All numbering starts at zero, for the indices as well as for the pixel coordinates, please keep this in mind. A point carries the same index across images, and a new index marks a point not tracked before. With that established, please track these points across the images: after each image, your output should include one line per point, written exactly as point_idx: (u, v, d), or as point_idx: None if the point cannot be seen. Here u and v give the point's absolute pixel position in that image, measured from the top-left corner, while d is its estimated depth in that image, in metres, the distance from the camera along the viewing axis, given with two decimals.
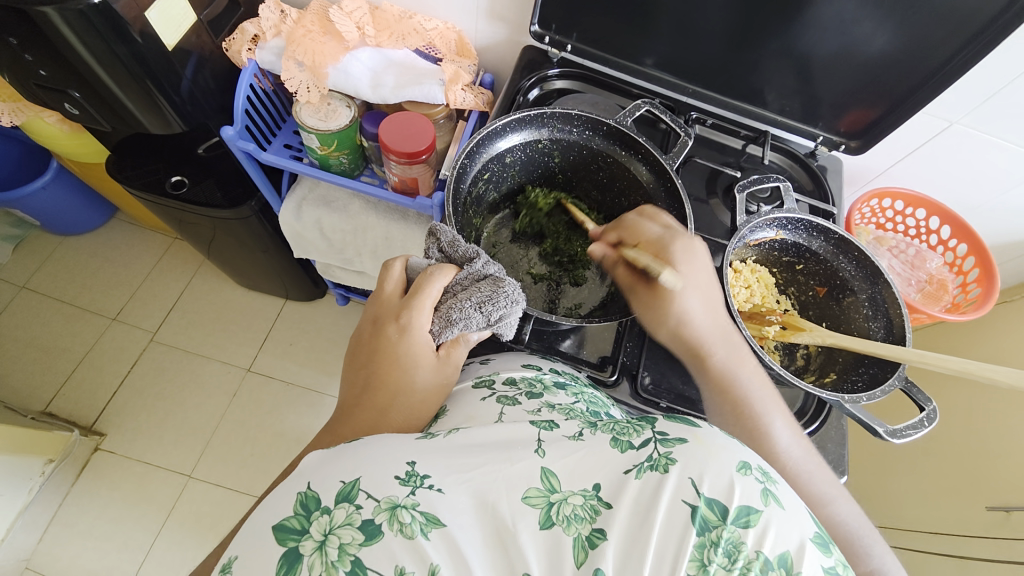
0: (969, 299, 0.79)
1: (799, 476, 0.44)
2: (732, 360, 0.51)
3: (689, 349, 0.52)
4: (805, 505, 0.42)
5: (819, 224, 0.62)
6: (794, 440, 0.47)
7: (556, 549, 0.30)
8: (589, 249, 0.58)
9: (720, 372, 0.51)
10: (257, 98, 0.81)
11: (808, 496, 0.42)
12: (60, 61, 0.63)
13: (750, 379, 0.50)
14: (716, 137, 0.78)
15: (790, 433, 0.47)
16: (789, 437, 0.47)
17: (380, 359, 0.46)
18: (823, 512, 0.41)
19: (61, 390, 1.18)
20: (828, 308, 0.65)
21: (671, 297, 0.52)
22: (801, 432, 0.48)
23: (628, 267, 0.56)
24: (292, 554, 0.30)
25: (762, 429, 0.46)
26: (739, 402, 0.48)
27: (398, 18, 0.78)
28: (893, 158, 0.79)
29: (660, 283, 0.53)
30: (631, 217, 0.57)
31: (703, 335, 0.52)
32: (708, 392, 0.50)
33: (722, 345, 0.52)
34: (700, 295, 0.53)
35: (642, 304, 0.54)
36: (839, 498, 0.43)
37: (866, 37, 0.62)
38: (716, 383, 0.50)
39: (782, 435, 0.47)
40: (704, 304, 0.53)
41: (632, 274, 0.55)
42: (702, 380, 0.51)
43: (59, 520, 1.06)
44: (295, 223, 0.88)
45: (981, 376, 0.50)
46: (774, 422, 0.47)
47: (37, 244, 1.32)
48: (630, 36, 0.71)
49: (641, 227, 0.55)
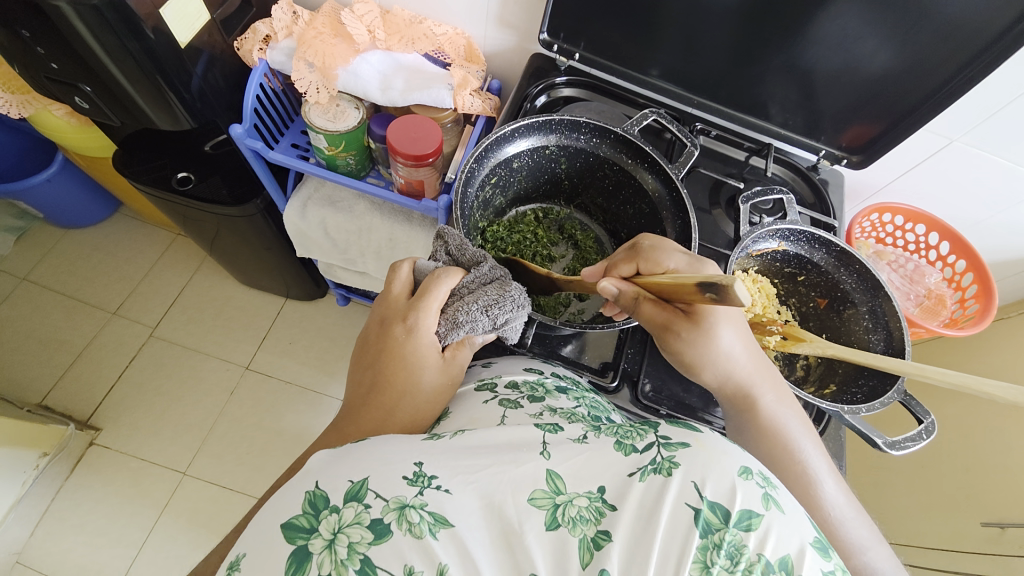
0: (967, 315, 0.80)
1: (843, 523, 0.44)
2: (776, 401, 0.52)
3: (733, 390, 0.52)
4: (844, 552, 0.42)
5: (821, 236, 0.63)
6: (837, 486, 0.47)
7: (562, 550, 0.31)
8: (601, 285, 0.52)
9: (764, 415, 0.51)
10: (266, 97, 0.81)
11: (847, 543, 0.43)
12: (71, 55, 0.64)
13: (796, 426, 0.50)
14: (720, 148, 0.79)
15: (833, 480, 0.47)
16: (833, 484, 0.47)
17: (387, 359, 0.47)
18: (858, 562, 0.42)
19: (59, 383, 1.18)
20: (829, 320, 0.66)
21: (711, 330, 0.50)
22: (842, 478, 0.48)
23: (655, 301, 0.52)
24: (301, 553, 0.30)
25: (811, 475, 0.47)
26: (784, 444, 0.49)
27: (409, 22, 0.79)
28: (894, 174, 0.80)
29: (696, 315, 0.50)
30: (648, 244, 0.53)
31: (750, 377, 0.52)
32: (750, 433, 0.50)
33: (765, 385, 0.52)
34: (736, 329, 0.52)
35: (678, 339, 0.50)
36: (876, 547, 0.44)
37: (868, 54, 0.63)
38: (759, 422, 0.50)
39: (826, 479, 0.47)
40: (742, 343, 0.52)
41: (661, 309, 0.51)
42: (747, 419, 0.51)
43: (53, 513, 1.06)
44: (299, 223, 0.88)
45: (981, 392, 0.50)
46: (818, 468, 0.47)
47: (39, 237, 1.32)
48: (636, 47, 0.72)
49: (661, 257, 0.52)
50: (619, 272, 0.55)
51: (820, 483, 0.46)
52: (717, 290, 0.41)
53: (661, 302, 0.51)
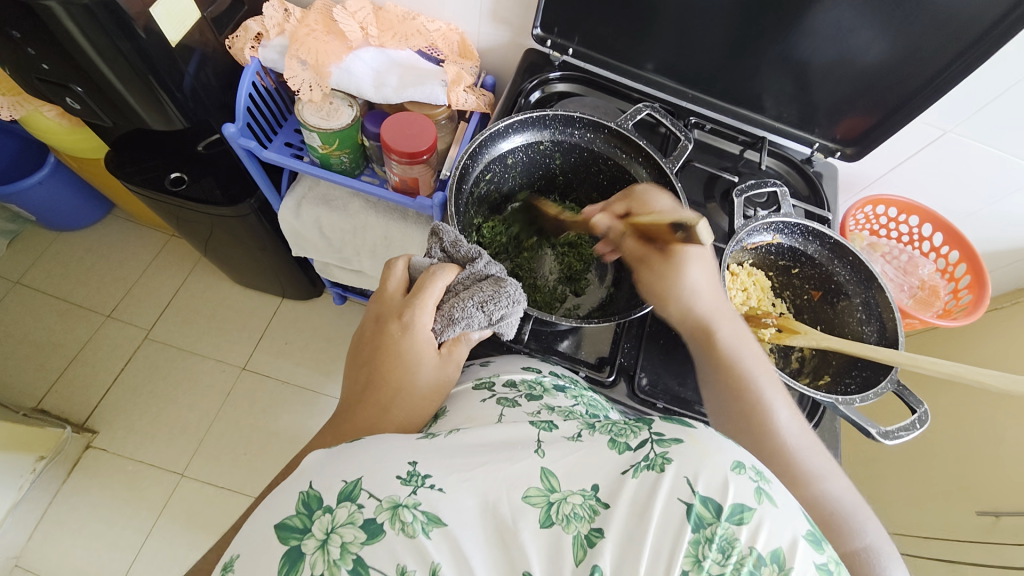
0: (960, 305, 0.81)
1: (798, 451, 0.45)
2: (736, 339, 0.54)
3: (695, 325, 0.55)
4: (801, 479, 0.43)
5: (815, 228, 0.63)
6: (791, 416, 0.48)
7: (557, 547, 0.31)
8: (595, 219, 0.61)
9: (724, 348, 0.53)
10: (259, 96, 0.81)
11: (805, 471, 0.43)
12: (62, 55, 0.63)
13: (753, 360, 0.52)
14: (714, 142, 0.79)
15: (789, 411, 0.48)
16: (787, 414, 0.48)
17: (383, 357, 0.47)
18: (816, 488, 0.42)
19: (53, 386, 1.17)
20: (823, 312, 0.66)
21: (681, 266, 0.55)
22: (799, 411, 0.49)
23: (637, 238, 0.58)
24: (294, 552, 0.30)
25: (766, 404, 0.48)
26: (742, 376, 0.50)
27: (402, 19, 0.78)
28: (888, 165, 0.80)
29: (669, 253, 0.56)
30: (640, 188, 0.59)
31: (711, 313, 0.54)
32: (710, 366, 0.52)
33: (726, 322, 0.54)
34: (705, 269, 0.56)
35: (650, 272, 0.56)
36: (833, 475, 0.44)
37: (863, 45, 0.63)
38: (718, 358, 0.52)
39: (781, 409, 0.48)
40: (708, 281, 0.56)
41: (642, 245, 0.58)
42: (707, 354, 0.53)
43: (50, 517, 1.06)
44: (294, 222, 0.88)
45: (972, 379, 0.51)
46: (774, 400, 0.49)
47: (31, 240, 1.31)
48: (631, 42, 0.72)
49: (651, 199, 0.57)
50: (613, 210, 0.60)
51: (775, 412, 0.48)
52: (686, 230, 0.53)
53: (642, 240, 0.58)
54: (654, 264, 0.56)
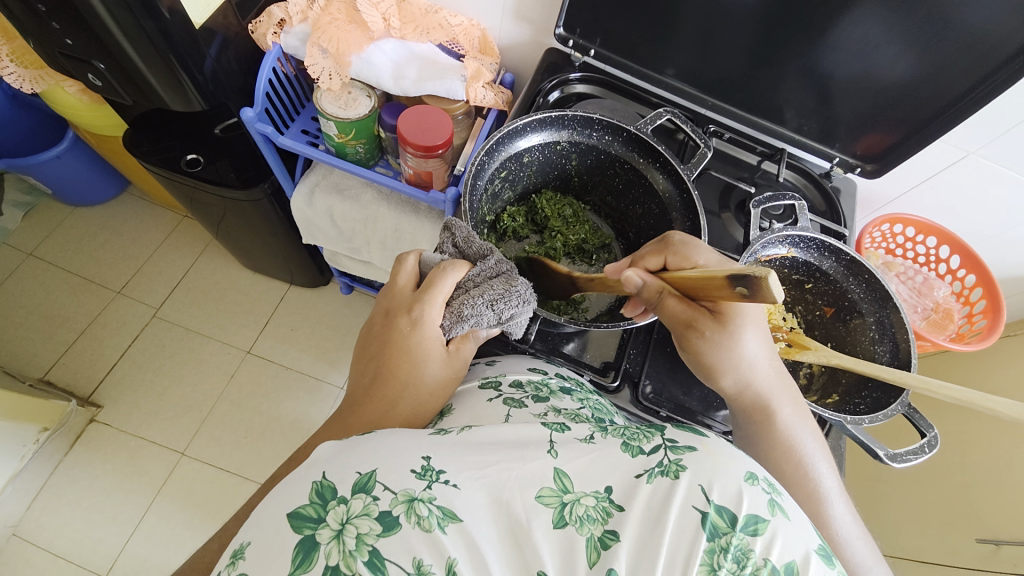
0: (975, 330, 0.79)
1: (847, 544, 0.43)
2: (793, 418, 0.51)
3: (751, 402, 0.51)
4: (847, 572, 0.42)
5: (831, 244, 0.63)
6: (846, 508, 0.46)
7: (569, 549, 0.30)
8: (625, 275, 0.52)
9: (781, 429, 0.50)
10: (278, 81, 0.81)
11: (852, 565, 0.42)
12: (87, 32, 0.64)
13: (810, 442, 0.50)
14: (733, 152, 0.79)
15: (843, 501, 0.47)
16: (842, 505, 0.46)
17: (392, 351, 0.47)
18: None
19: (61, 358, 1.19)
20: (835, 329, 0.66)
21: (737, 332, 0.50)
22: (851, 501, 0.48)
23: (679, 298, 0.50)
24: (308, 542, 0.30)
25: (821, 496, 0.46)
26: (797, 460, 0.48)
27: (424, 12, 0.78)
28: (907, 185, 0.79)
29: (720, 315, 0.50)
30: (679, 239, 0.54)
31: (769, 390, 0.51)
32: (764, 446, 0.50)
33: (782, 400, 0.51)
34: (760, 338, 0.52)
35: (701, 337, 0.50)
36: (879, 568, 0.43)
37: (889, 61, 0.62)
38: (774, 438, 0.50)
39: (836, 500, 0.46)
40: (764, 351, 0.52)
41: (686, 306, 0.50)
42: (760, 434, 0.50)
43: (50, 489, 1.07)
44: (307, 209, 0.88)
45: (986, 408, 0.49)
46: (829, 488, 0.47)
47: (46, 213, 1.33)
48: (653, 46, 0.72)
49: (692, 251, 0.53)
50: (645, 264, 0.55)
51: (830, 504, 0.46)
52: (748, 285, 0.40)
53: (686, 299, 0.50)
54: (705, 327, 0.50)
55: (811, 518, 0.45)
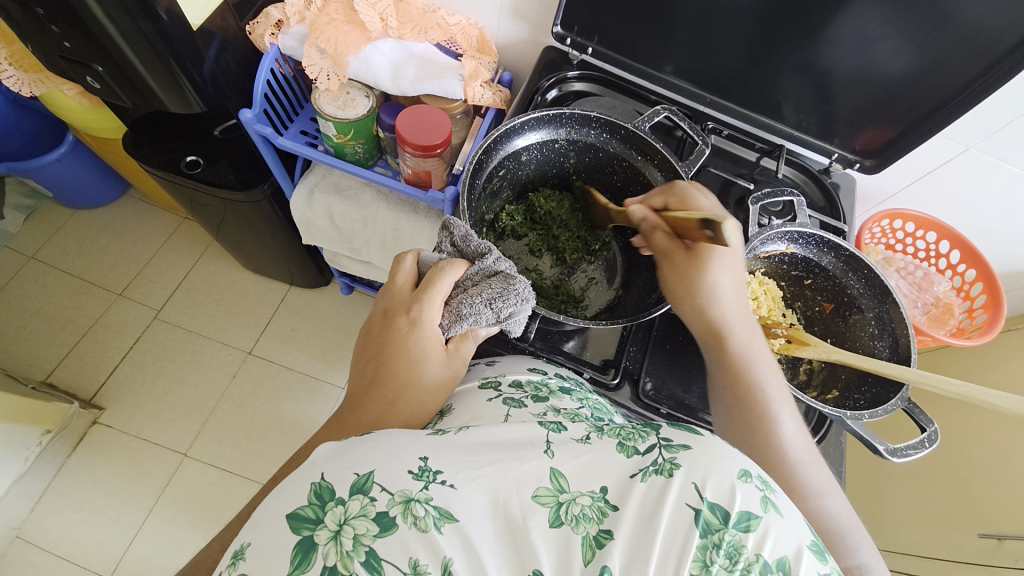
0: (975, 325, 0.79)
1: (799, 466, 0.44)
2: (750, 346, 0.52)
3: (710, 329, 0.53)
4: (801, 493, 0.43)
5: (830, 240, 0.62)
6: (798, 431, 0.47)
7: (565, 547, 0.30)
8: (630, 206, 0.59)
9: (737, 356, 0.51)
10: (277, 83, 0.81)
11: (805, 486, 0.43)
12: (85, 35, 0.64)
13: (766, 370, 0.51)
14: (732, 148, 0.78)
15: (795, 425, 0.47)
16: (795, 428, 0.47)
17: (390, 352, 0.47)
18: (814, 504, 0.42)
19: (63, 361, 1.19)
20: (834, 325, 0.66)
21: (704, 266, 0.53)
22: (807, 429, 0.48)
23: (667, 233, 0.56)
24: (306, 543, 0.30)
25: (772, 417, 0.47)
26: (751, 383, 0.49)
27: (422, 11, 0.78)
28: (907, 180, 0.79)
29: (695, 250, 0.54)
30: (682, 185, 0.56)
31: (728, 318, 0.53)
32: (722, 372, 0.51)
33: (740, 328, 0.53)
34: (731, 273, 0.54)
35: (672, 266, 0.55)
36: (832, 494, 0.44)
37: (887, 56, 0.62)
38: (730, 364, 0.51)
39: (788, 422, 0.47)
40: (732, 284, 0.54)
41: (671, 240, 0.56)
42: (719, 360, 0.52)
43: (53, 491, 1.07)
44: (306, 210, 0.88)
45: (984, 402, 0.49)
46: (781, 411, 0.48)
47: (48, 216, 1.33)
48: (651, 43, 0.71)
49: (693, 197, 0.55)
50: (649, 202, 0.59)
51: (781, 424, 0.47)
52: (713, 227, 0.50)
53: (673, 236, 0.56)
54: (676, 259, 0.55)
55: (766, 438, 0.46)
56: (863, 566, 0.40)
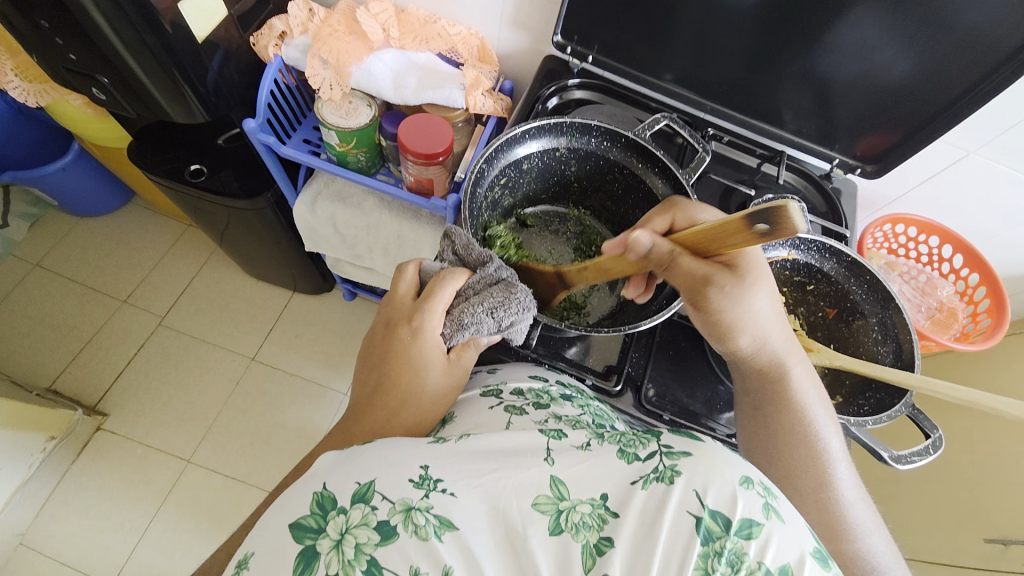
0: (979, 329, 0.79)
1: (849, 506, 0.44)
2: (802, 380, 0.51)
3: (761, 363, 0.51)
4: (849, 533, 0.43)
5: (832, 246, 0.63)
6: (847, 469, 0.47)
7: (565, 555, 0.30)
8: (635, 235, 0.50)
9: (791, 391, 0.50)
10: (280, 93, 0.82)
11: (853, 526, 0.43)
12: (91, 47, 0.65)
13: (817, 405, 0.50)
14: (732, 154, 0.79)
15: (845, 462, 0.47)
16: (844, 467, 0.47)
17: (392, 361, 0.47)
18: (863, 544, 0.42)
19: (68, 368, 1.20)
20: (838, 331, 0.65)
21: (750, 283, 0.49)
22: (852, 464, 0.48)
23: (693, 254, 0.49)
24: (308, 552, 0.30)
25: (824, 455, 0.47)
26: (802, 421, 0.48)
27: (423, 22, 0.79)
28: (908, 185, 0.79)
29: (733, 268, 0.49)
30: (682, 202, 0.56)
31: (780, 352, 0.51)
32: (771, 406, 0.50)
33: (795, 361, 0.51)
34: (770, 293, 0.50)
35: (717, 293, 0.48)
36: (876, 531, 0.44)
37: (886, 63, 0.62)
38: (784, 399, 0.49)
39: (840, 462, 0.47)
40: (774, 308, 0.51)
41: (700, 261, 0.49)
42: (771, 394, 0.50)
43: (56, 498, 1.07)
44: (309, 218, 0.89)
45: (989, 407, 0.49)
46: (832, 449, 0.47)
47: (53, 224, 1.34)
48: (650, 51, 0.72)
49: (698, 214, 0.54)
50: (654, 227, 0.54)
51: (833, 464, 0.47)
52: (768, 219, 0.38)
53: (698, 255, 0.49)
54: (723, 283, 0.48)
55: (816, 478, 0.46)
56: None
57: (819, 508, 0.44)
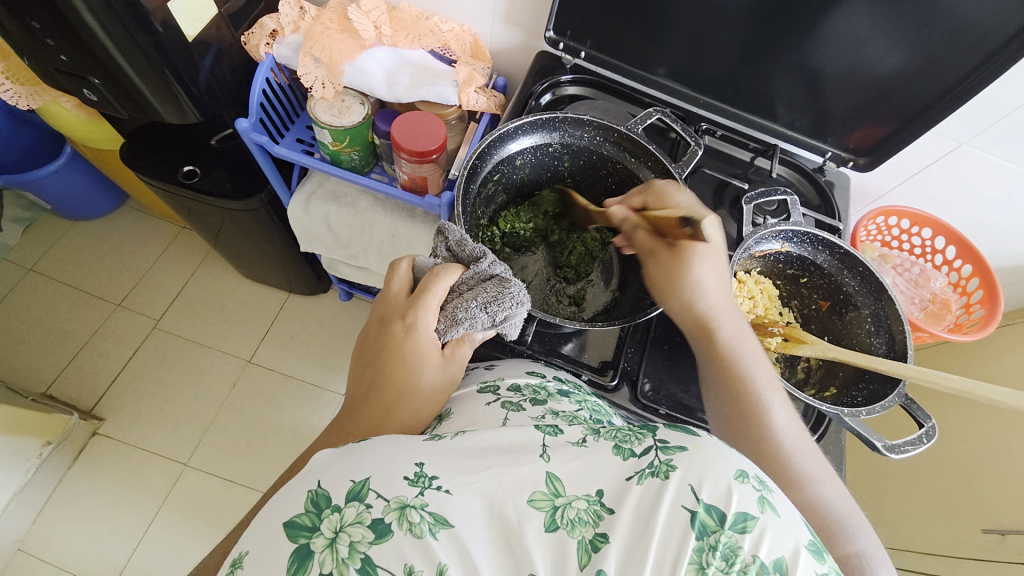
0: (972, 320, 0.79)
1: (795, 455, 0.45)
2: (737, 337, 0.53)
3: (698, 323, 0.53)
4: (797, 483, 0.43)
5: (824, 238, 0.63)
6: (790, 419, 0.48)
7: (561, 551, 0.30)
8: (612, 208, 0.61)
9: (727, 349, 0.52)
10: (272, 91, 0.82)
11: (800, 475, 0.43)
12: (81, 47, 0.64)
13: (755, 361, 0.51)
14: (725, 148, 0.79)
15: (787, 413, 0.48)
16: (786, 417, 0.48)
17: (387, 359, 0.47)
18: (810, 493, 0.42)
19: (63, 373, 1.19)
20: (831, 322, 0.66)
21: (688, 263, 0.54)
22: (797, 415, 0.49)
23: (648, 232, 0.57)
24: (303, 551, 0.30)
25: (763, 406, 0.48)
26: (741, 375, 0.50)
27: (415, 18, 0.78)
28: (901, 177, 0.79)
29: (678, 248, 0.55)
30: (659, 183, 0.57)
31: (715, 310, 0.53)
32: (711, 366, 0.51)
33: (727, 320, 0.53)
34: (716, 267, 0.55)
35: (653, 263, 0.56)
36: (828, 480, 0.44)
37: (878, 54, 0.62)
38: (720, 357, 0.51)
39: (780, 413, 0.48)
40: (717, 280, 0.55)
41: (652, 239, 0.57)
42: (708, 353, 0.52)
43: (54, 503, 1.07)
44: (304, 218, 0.89)
45: (982, 397, 0.50)
46: (773, 401, 0.49)
47: (45, 228, 1.33)
48: (644, 46, 0.72)
49: (670, 195, 0.56)
50: (630, 203, 0.60)
51: (774, 414, 0.47)
52: (693, 226, 0.52)
53: (654, 234, 0.57)
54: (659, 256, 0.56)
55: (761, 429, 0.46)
56: (864, 552, 0.39)
57: (767, 457, 0.44)
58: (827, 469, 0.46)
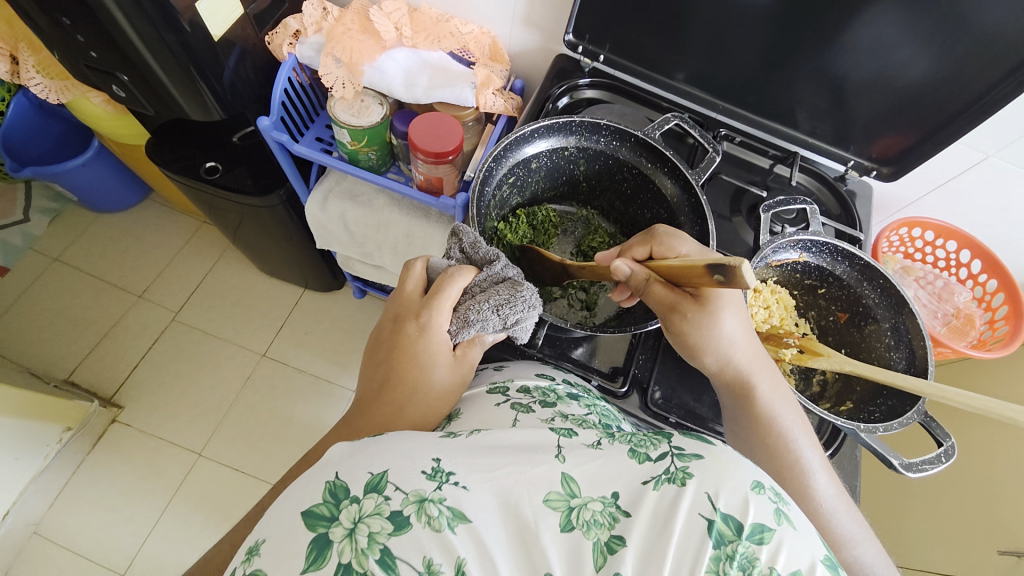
0: (996, 337, 0.77)
1: (833, 515, 0.44)
2: (773, 394, 0.51)
3: (731, 377, 0.52)
4: (835, 544, 0.42)
5: (845, 249, 0.61)
6: (828, 479, 0.47)
7: (576, 553, 0.30)
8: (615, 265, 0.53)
9: (760, 405, 0.51)
10: (294, 91, 0.83)
11: (838, 537, 0.42)
12: (112, 45, 0.66)
13: (792, 419, 0.50)
14: (744, 155, 0.78)
15: (826, 473, 0.47)
16: (825, 478, 0.46)
17: (399, 357, 0.47)
18: (848, 554, 0.41)
19: (85, 360, 1.22)
20: (848, 335, 0.65)
21: (716, 313, 0.50)
22: (836, 475, 0.47)
23: (664, 284, 0.52)
24: (321, 540, 0.31)
25: (801, 467, 0.46)
26: (778, 433, 0.49)
27: (436, 20, 0.80)
28: (925, 188, 0.78)
29: (702, 298, 0.51)
30: (663, 230, 0.54)
31: (749, 365, 0.52)
32: (746, 422, 0.51)
33: (763, 376, 0.52)
34: (739, 317, 0.52)
35: (682, 320, 0.51)
36: (867, 542, 0.43)
37: (904, 62, 0.61)
38: (755, 412, 0.50)
39: (818, 473, 0.47)
40: (743, 330, 0.52)
41: (669, 291, 0.52)
42: (742, 407, 0.51)
43: (72, 488, 1.10)
44: (320, 215, 0.90)
45: (1002, 417, 0.47)
46: (810, 460, 0.47)
47: (72, 219, 1.37)
48: (663, 51, 0.72)
49: (675, 243, 0.53)
50: (632, 253, 0.55)
51: (812, 475, 0.46)
52: (725, 272, 0.42)
53: (669, 285, 0.52)
54: (685, 314, 0.51)
55: (796, 489, 0.45)
56: None
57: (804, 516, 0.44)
58: (866, 530, 0.45)
